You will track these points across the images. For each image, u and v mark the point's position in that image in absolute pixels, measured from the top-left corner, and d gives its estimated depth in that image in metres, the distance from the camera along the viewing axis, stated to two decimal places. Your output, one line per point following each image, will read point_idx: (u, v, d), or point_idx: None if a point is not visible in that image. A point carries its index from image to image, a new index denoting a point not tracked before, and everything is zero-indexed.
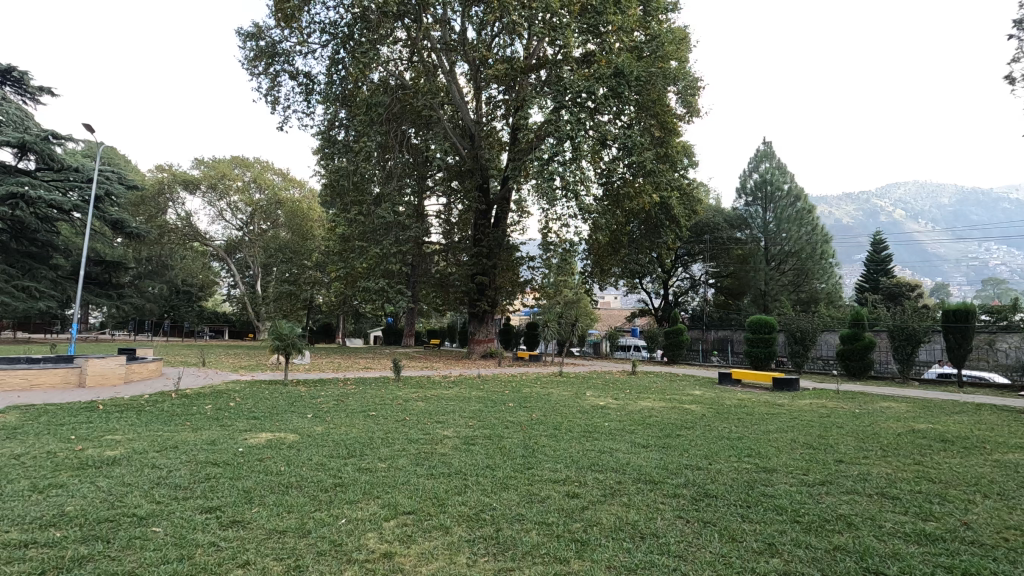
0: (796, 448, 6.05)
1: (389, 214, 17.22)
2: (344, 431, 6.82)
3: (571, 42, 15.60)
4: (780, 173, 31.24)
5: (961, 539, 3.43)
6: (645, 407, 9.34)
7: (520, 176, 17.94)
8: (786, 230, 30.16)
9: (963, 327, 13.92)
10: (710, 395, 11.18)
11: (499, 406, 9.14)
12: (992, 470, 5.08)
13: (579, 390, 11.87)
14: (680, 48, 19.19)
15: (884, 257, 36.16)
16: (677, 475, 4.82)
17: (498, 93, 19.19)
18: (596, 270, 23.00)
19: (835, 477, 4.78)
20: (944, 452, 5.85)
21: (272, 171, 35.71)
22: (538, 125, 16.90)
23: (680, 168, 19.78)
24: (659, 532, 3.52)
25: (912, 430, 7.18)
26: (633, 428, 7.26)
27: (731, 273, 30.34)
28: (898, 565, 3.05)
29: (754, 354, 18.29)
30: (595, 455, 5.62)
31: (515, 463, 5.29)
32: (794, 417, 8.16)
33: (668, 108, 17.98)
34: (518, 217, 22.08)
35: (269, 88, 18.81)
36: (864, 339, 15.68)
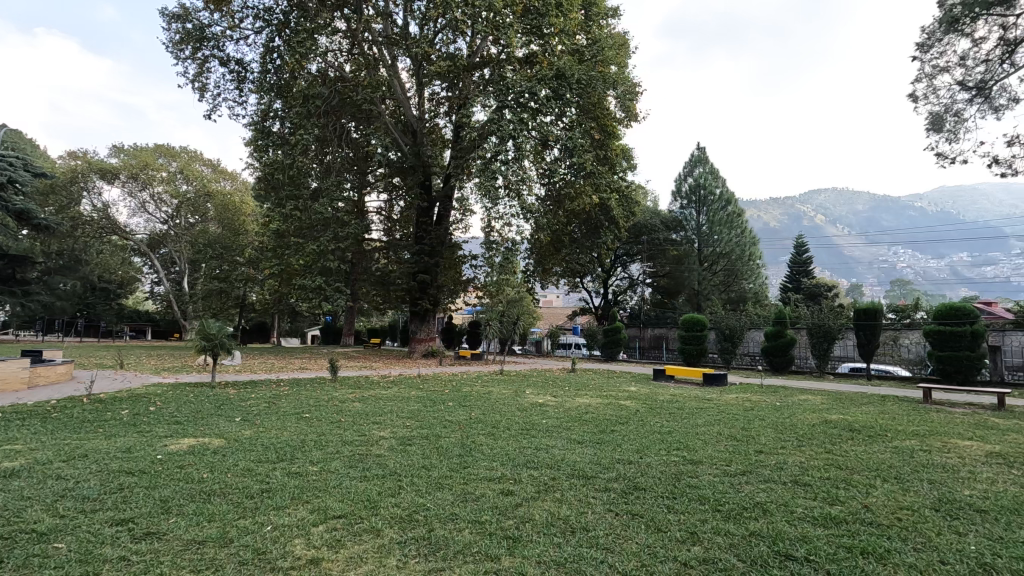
0: (721, 440, 6.37)
1: (326, 209, 16.73)
2: (276, 434, 6.58)
3: (514, 42, 15.65)
4: (713, 177, 32.56)
5: (861, 520, 3.72)
6: (582, 403, 9.55)
7: (463, 176, 17.89)
8: (717, 231, 31.63)
9: (871, 324, 15.09)
10: (644, 391, 11.59)
11: (438, 406, 9.08)
12: (891, 456, 5.55)
13: (518, 388, 12.01)
14: (619, 52, 19.67)
15: (806, 258, 38.52)
16: (609, 470, 4.97)
17: (441, 90, 19.09)
18: (538, 269, 23.25)
19: (755, 467, 5.06)
20: (852, 441, 6.33)
21: (200, 162, 33.79)
22: (482, 123, 16.82)
23: (619, 170, 20.20)
24: (589, 525, 3.62)
25: (825, 421, 7.71)
26: (569, 425, 7.40)
27: (667, 272, 31.51)
28: (804, 547, 3.26)
29: (687, 351, 19.11)
30: (530, 452, 5.67)
31: (451, 462, 5.28)
32: (721, 411, 8.56)
33: (608, 113, 18.35)
34: (461, 215, 21.99)
35: (197, 74, 17.82)
36: (786, 335, 16.71)
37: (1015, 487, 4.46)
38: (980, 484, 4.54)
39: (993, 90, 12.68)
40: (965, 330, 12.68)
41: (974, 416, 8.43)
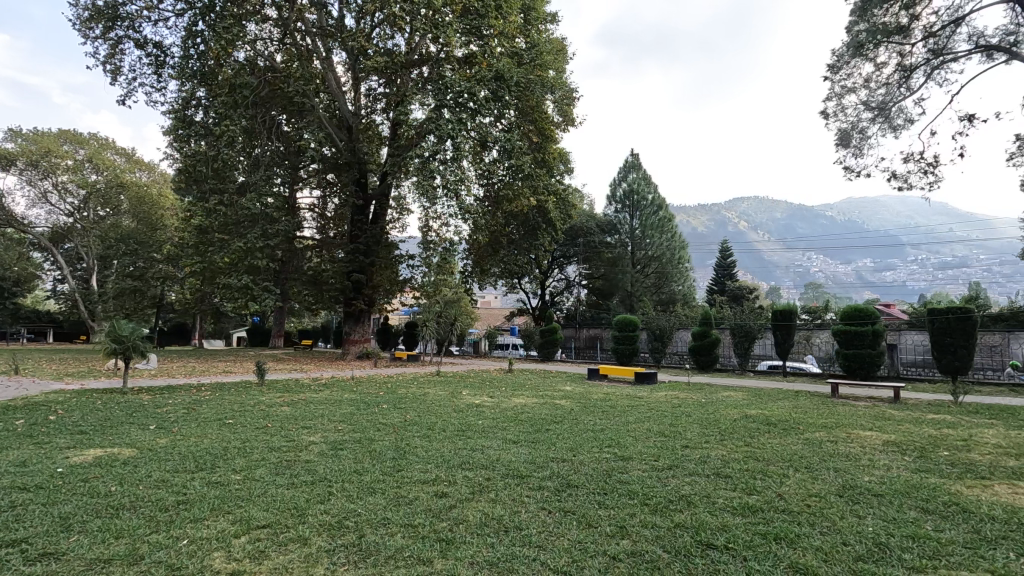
0: (651, 436, 6.60)
1: (254, 204, 15.92)
2: (195, 442, 6.19)
3: (452, 41, 15.55)
4: (645, 182, 33.65)
5: (776, 507, 3.97)
6: (518, 403, 9.62)
7: (400, 174, 17.59)
8: (649, 235, 32.79)
9: (787, 324, 16.16)
10: (578, 390, 11.82)
11: (371, 408, 8.86)
12: (803, 447, 5.97)
13: (454, 389, 11.94)
14: (557, 57, 19.98)
15: (731, 262, 40.66)
16: (543, 468, 5.04)
17: (378, 86, 18.68)
18: (476, 271, 23.22)
19: (681, 462, 5.29)
20: (769, 433, 6.76)
21: (112, 151, 31.54)
22: (420, 121, 16.61)
23: (557, 173, 20.48)
24: (522, 524, 3.65)
25: (745, 415, 8.17)
26: (505, 425, 7.41)
27: (601, 274, 32.27)
28: (724, 536, 3.44)
29: (620, 351, 19.69)
30: (466, 453, 5.66)
31: (385, 466, 5.18)
32: (651, 408, 8.87)
33: (546, 116, 18.61)
34: (398, 214, 21.59)
35: (109, 55, 16.50)
36: (711, 335, 17.58)
37: (906, 472, 4.91)
38: (878, 470, 4.96)
39: (892, 111, 13.94)
40: (867, 330, 13.84)
41: (874, 408, 9.20)
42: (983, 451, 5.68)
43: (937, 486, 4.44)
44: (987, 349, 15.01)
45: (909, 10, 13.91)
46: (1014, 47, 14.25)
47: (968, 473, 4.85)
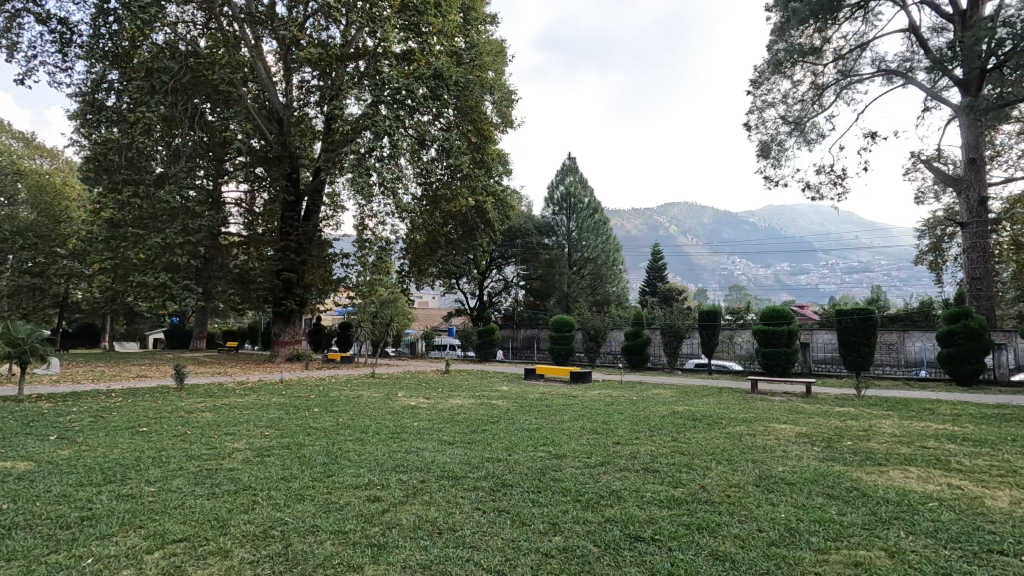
0: (584, 434, 6.77)
1: (174, 197, 14.93)
2: (103, 453, 5.72)
3: (390, 36, 15.28)
4: (582, 186, 34.64)
5: (699, 499, 4.18)
6: (455, 404, 9.60)
7: (334, 170, 17.03)
8: (585, 238, 33.73)
9: (712, 324, 17.01)
10: (515, 390, 11.93)
11: (302, 412, 8.57)
12: (725, 440, 6.32)
13: (389, 391, 11.74)
14: (496, 59, 20.09)
15: (661, 265, 42.41)
16: (478, 469, 5.04)
17: (311, 79, 18.04)
18: (413, 270, 22.78)
19: (612, 458, 5.46)
20: (694, 428, 7.10)
21: (7, 134, 29.00)
22: (355, 117, 16.19)
23: (496, 174, 20.55)
24: (456, 526, 3.64)
25: (672, 412, 8.55)
26: (441, 426, 7.36)
27: (539, 276, 32.73)
28: (651, 528, 3.58)
29: (556, 351, 20.03)
30: (400, 456, 5.58)
31: (315, 472, 5.01)
32: (585, 406, 9.11)
33: (485, 117, 18.67)
34: (332, 211, 20.95)
35: (4, 29, 14.99)
36: (643, 335, 18.21)
37: (815, 461, 5.31)
38: (791, 461, 5.32)
39: (806, 126, 14.99)
40: (783, 330, 14.81)
41: (789, 402, 9.87)
42: (881, 440, 6.22)
43: (841, 473, 4.83)
44: (886, 347, 16.59)
45: (822, 33, 15.10)
46: (909, 73, 15.71)
47: (868, 460, 5.30)
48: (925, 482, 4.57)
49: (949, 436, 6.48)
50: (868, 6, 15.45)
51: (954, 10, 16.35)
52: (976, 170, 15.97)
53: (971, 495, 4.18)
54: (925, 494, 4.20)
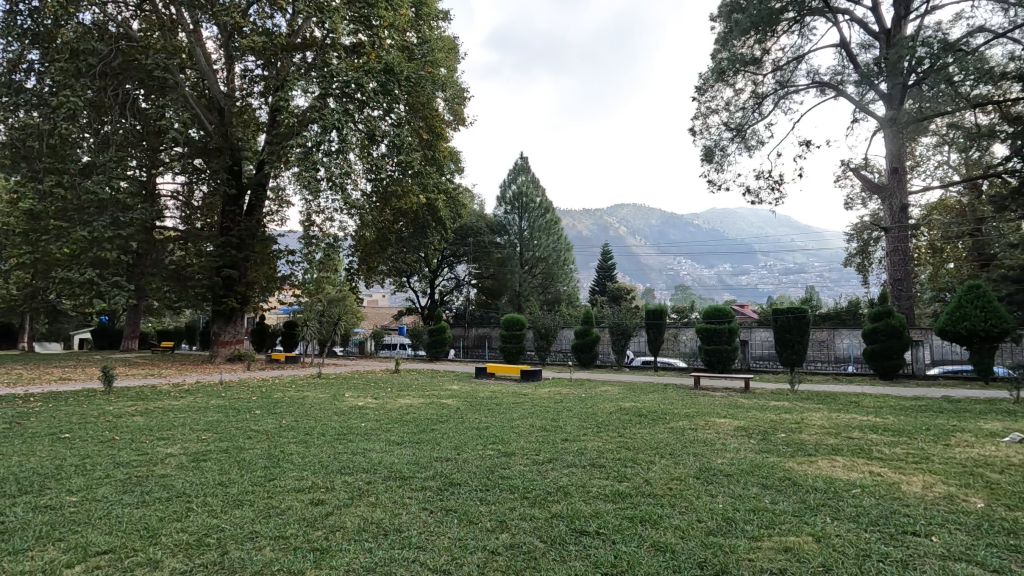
0: (533, 431, 6.83)
1: (103, 188, 14.03)
2: (17, 462, 5.31)
3: (339, 28, 14.91)
4: (534, 186, 34.95)
5: (642, 492, 4.30)
6: (404, 404, 9.47)
7: (279, 165, 16.43)
8: (537, 238, 34.04)
9: (657, 323, 17.54)
10: (466, 389, 11.89)
11: (242, 415, 8.24)
12: (668, 435, 6.53)
13: (336, 391, 11.46)
14: (449, 56, 19.96)
15: (611, 265, 43.31)
16: (426, 469, 5.00)
17: (255, 68, 17.37)
18: (363, 268, 22.30)
19: (560, 454, 5.54)
20: (640, 424, 7.29)
21: None
22: (302, 110, 15.71)
23: (447, 172, 20.42)
24: (402, 526, 3.59)
25: (619, 408, 8.75)
26: (389, 427, 7.25)
27: (491, 274, 32.75)
28: (595, 523, 3.65)
29: (507, 349, 20.10)
30: (346, 457, 5.46)
31: (255, 476, 4.82)
32: (534, 405, 9.18)
33: (437, 114, 18.50)
34: (276, 206, 20.23)
35: None
36: (591, 334, 18.54)
37: (751, 453, 5.57)
38: (728, 453, 5.56)
39: (747, 133, 15.68)
40: (723, 328, 15.42)
41: (729, 398, 10.27)
42: (812, 432, 6.58)
43: (775, 463, 5.08)
44: (818, 344, 17.51)
45: (761, 45, 15.82)
46: (840, 86, 16.70)
47: (799, 451, 5.61)
48: (849, 471, 4.87)
49: (872, 426, 6.95)
50: (803, 21, 16.34)
51: (879, 29, 17.52)
52: (898, 179, 17.14)
53: (889, 480, 4.50)
54: (849, 482, 4.48)
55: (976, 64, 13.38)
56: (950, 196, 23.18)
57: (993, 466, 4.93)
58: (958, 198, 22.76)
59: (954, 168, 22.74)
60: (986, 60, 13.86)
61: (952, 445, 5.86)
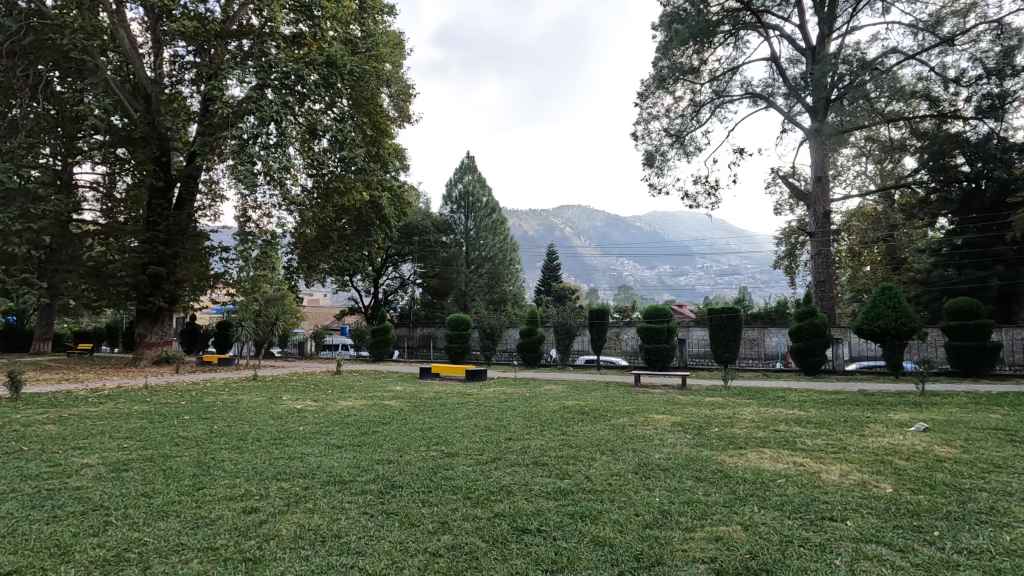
0: (477, 431, 6.82)
1: (11, 176, 12.89)
2: None
3: (278, 17, 14.37)
4: (480, 185, 34.95)
5: (584, 488, 4.39)
6: (345, 406, 9.22)
7: (213, 157, 15.60)
8: (483, 235, 34.32)
9: (600, 322, 17.92)
10: (410, 389, 11.73)
11: (170, 420, 7.79)
12: (609, 432, 6.69)
13: (273, 394, 11.03)
14: (394, 51, 19.62)
15: (556, 265, 43.89)
16: (367, 472, 4.90)
17: (186, 54, 16.45)
18: (303, 266, 21.56)
19: (503, 453, 5.57)
20: (582, 422, 7.44)
21: None
22: (238, 100, 15.00)
23: (392, 170, 20.05)
24: (341, 532, 3.51)
25: (563, 406, 8.89)
26: (329, 430, 7.05)
27: (436, 274, 32.46)
28: (537, 520, 3.69)
29: (453, 349, 19.93)
30: (282, 462, 5.27)
31: (183, 485, 4.58)
32: (479, 404, 9.17)
33: (381, 109, 18.11)
34: (209, 200, 19.23)
35: None
36: (536, 333, 18.70)
37: (686, 447, 5.79)
38: (665, 448, 5.77)
39: (686, 139, 16.30)
40: (663, 327, 15.96)
41: (669, 394, 10.64)
42: (742, 426, 6.92)
43: (708, 457, 5.31)
44: (749, 342, 18.42)
45: (700, 55, 16.48)
46: (771, 97, 17.65)
47: (731, 444, 5.89)
48: (776, 462, 5.15)
49: (796, 419, 7.37)
50: (738, 34, 17.14)
51: (805, 46, 18.64)
52: (821, 187, 18.28)
53: (810, 470, 4.80)
54: (775, 472, 4.75)
55: (890, 83, 14.47)
56: (867, 204, 24.95)
57: (901, 454, 5.35)
58: (874, 206, 24.52)
59: (871, 178, 24.51)
60: (897, 79, 15.02)
61: (867, 435, 6.32)
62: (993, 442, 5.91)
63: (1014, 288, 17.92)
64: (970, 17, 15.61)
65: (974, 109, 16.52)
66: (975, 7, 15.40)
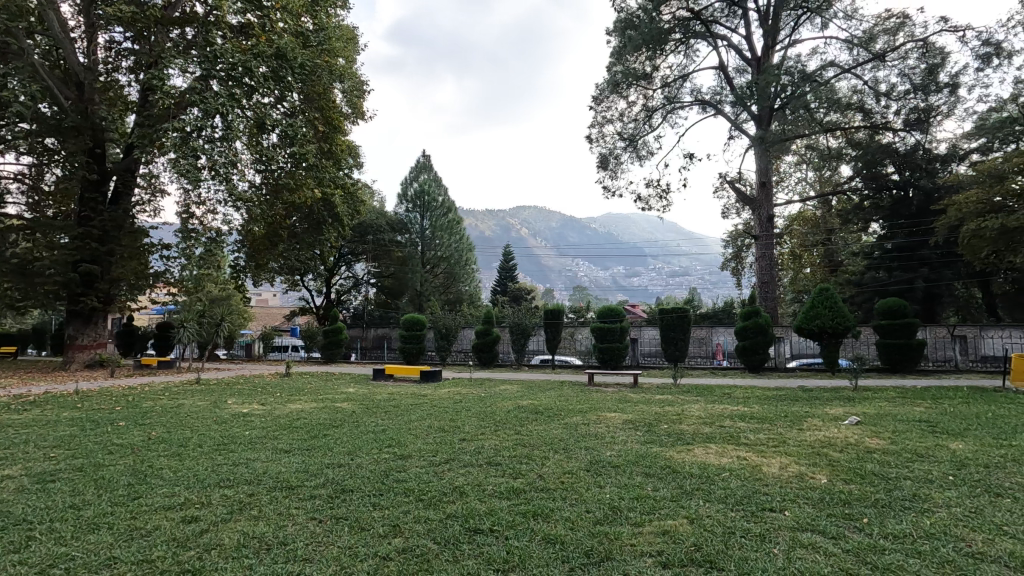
0: (430, 432, 6.77)
1: None
2: None
3: (224, 7, 13.83)
4: (436, 185, 34.70)
5: (536, 487, 4.43)
6: (294, 409, 8.95)
7: (152, 150, 14.85)
8: (438, 236, 34.04)
9: (555, 322, 18.12)
10: (363, 391, 11.51)
11: (101, 427, 7.35)
12: (562, 431, 6.77)
13: (217, 398, 10.61)
14: (348, 46, 19.21)
15: (512, 265, 44.02)
16: (316, 477, 4.77)
17: (123, 41, 15.59)
18: (250, 265, 20.80)
19: (457, 454, 5.54)
20: (535, 421, 7.50)
21: None
22: (180, 91, 14.35)
23: (345, 167, 19.62)
24: (287, 538, 3.41)
25: (517, 406, 8.92)
26: (277, 434, 6.84)
27: (391, 273, 31.82)
28: (489, 520, 3.70)
29: (407, 350, 19.65)
30: (226, 469, 5.06)
31: (116, 495, 4.33)
32: (433, 405, 9.09)
33: (333, 105, 17.66)
34: (149, 195, 18.29)
35: None
36: (492, 334, 18.68)
37: (637, 444, 5.94)
38: (616, 445, 5.89)
39: (639, 143, 16.69)
40: (616, 327, 16.26)
41: (621, 393, 10.85)
42: (689, 422, 7.14)
43: (657, 453, 5.46)
44: (698, 341, 19.06)
45: (652, 61, 16.90)
46: (719, 105, 18.30)
47: (679, 440, 6.07)
48: (721, 457, 5.34)
49: (740, 415, 7.66)
50: (688, 43, 17.68)
51: (751, 57, 19.44)
52: (765, 193, 19.07)
53: (753, 464, 5.01)
54: (719, 466, 4.93)
55: (827, 94, 15.27)
56: (807, 209, 26.23)
57: (835, 446, 5.66)
58: (814, 211, 25.81)
59: (810, 185, 25.77)
60: (835, 91, 15.85)
61: (804, 429, 6.65)
62: (917, 433, 6.32)
63: (937, 289, 19.23)
64: (899, 35, 16.65)
65: (902, 121, 17.63)
66: (903, 26, 16.44)
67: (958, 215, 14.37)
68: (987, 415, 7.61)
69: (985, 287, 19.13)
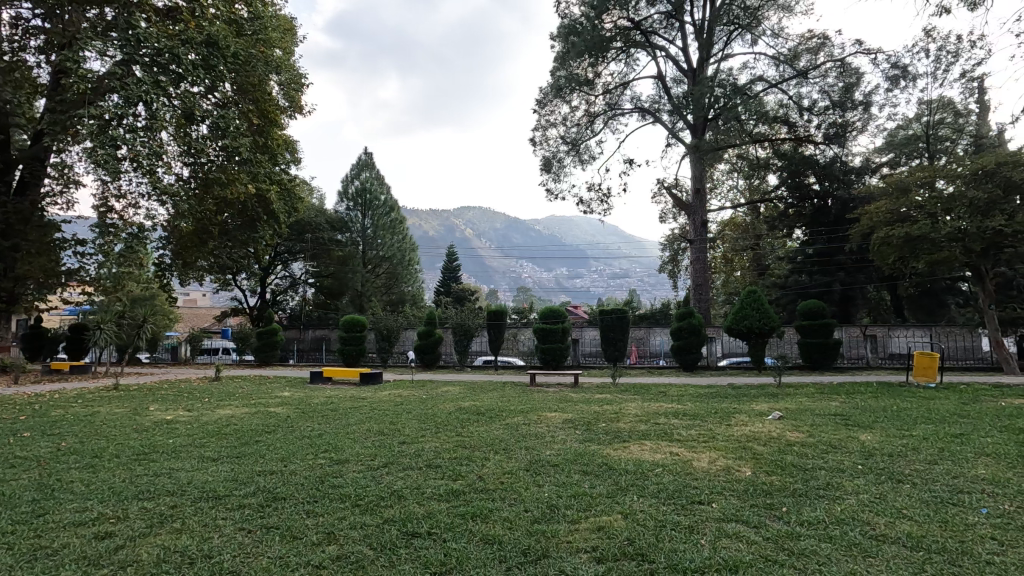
0: (369, 436, 6.63)
1: None
2: None
3: None
4: (378, 183, 34.04)
5: (474, 488, 4.43)
6: (223, 415, 8.52)
7: (65, 138, 13.76)
8: (381, 235, 33.39)
9: (497, 323, 18.18)
10: (299, 395, 11.12)
11: (2, 439, 6.71)
12: (503, 431, 6.82)
13: (137, 404, 9.95)
14: (285, 37, 18.52)
15: (456, 266, 43.76)
16: (246, 485, 4.56)
17: (32, 18, 14.36)
18: (177, 263, 19.64)
19: (396, 458, 5.45)
20: (476, 422, 7.49)
21: None
22: (99, 76, 13.38)
23: (282, 162, 18.89)
24: (213, 551, 3.25)
25: (459, 408, 8.86)
26: (204, 441, 6.49)
27: (330, 273, 30.56)
28: (427, 523, 3.67)
29: (347, 352, 19.13)
30: (147, 480, 4.76)
31: (17, 512, 3.97)
32: (373, 409, 8.89)
33: (269, 98, 16.79)
34: (62, 186, 16.92)
35: None
36: (434, 334, 18.51)
37: (576, 442, 6.06)
38: (556, 444, 5.98)
39: (581, 147, 17.04)
40: (557, 327, 16.49)
41: (562, 393, 11.00)
42: (626, 421, 7.35)
43: (594, 451, 5.60)
44: (637, 341, 19.63)
45: (594, 68, 17.32)
46: (657, 113, 18.98)
47: (616, 438, 6.24)
48: (655, 453, 5.53)
49: (674, 412, 7.97)
50: (629, 51, 18.24)
51: (687, 68, 20.28)
52: (700, 199, 19.91)
53: (684, 459, 5.22)
54: (653, 463, 5.10)
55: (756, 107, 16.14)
56: (738, 215, 27.62)
57: (760, 440, 6.00)
58: (743, 217, 27.20)
59: (741, 192, 27.17)
60: (762, 104, 16.77)
61: (732, 425, 6.99)
62: (832, 426, 6.78)
63: (851, 292, 20.72)
64: (820, 54, 17.83)
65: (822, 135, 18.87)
66: (824, 46, 17.63)
67: (869, 224, 15.55)
68: (893, 408, 8.29)
69: (893, 290, 20.77)
